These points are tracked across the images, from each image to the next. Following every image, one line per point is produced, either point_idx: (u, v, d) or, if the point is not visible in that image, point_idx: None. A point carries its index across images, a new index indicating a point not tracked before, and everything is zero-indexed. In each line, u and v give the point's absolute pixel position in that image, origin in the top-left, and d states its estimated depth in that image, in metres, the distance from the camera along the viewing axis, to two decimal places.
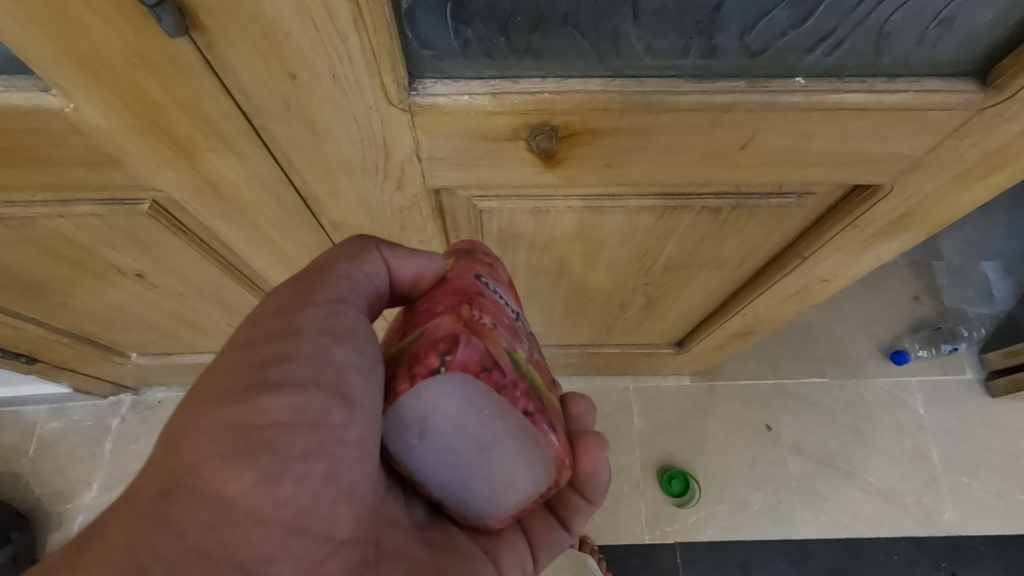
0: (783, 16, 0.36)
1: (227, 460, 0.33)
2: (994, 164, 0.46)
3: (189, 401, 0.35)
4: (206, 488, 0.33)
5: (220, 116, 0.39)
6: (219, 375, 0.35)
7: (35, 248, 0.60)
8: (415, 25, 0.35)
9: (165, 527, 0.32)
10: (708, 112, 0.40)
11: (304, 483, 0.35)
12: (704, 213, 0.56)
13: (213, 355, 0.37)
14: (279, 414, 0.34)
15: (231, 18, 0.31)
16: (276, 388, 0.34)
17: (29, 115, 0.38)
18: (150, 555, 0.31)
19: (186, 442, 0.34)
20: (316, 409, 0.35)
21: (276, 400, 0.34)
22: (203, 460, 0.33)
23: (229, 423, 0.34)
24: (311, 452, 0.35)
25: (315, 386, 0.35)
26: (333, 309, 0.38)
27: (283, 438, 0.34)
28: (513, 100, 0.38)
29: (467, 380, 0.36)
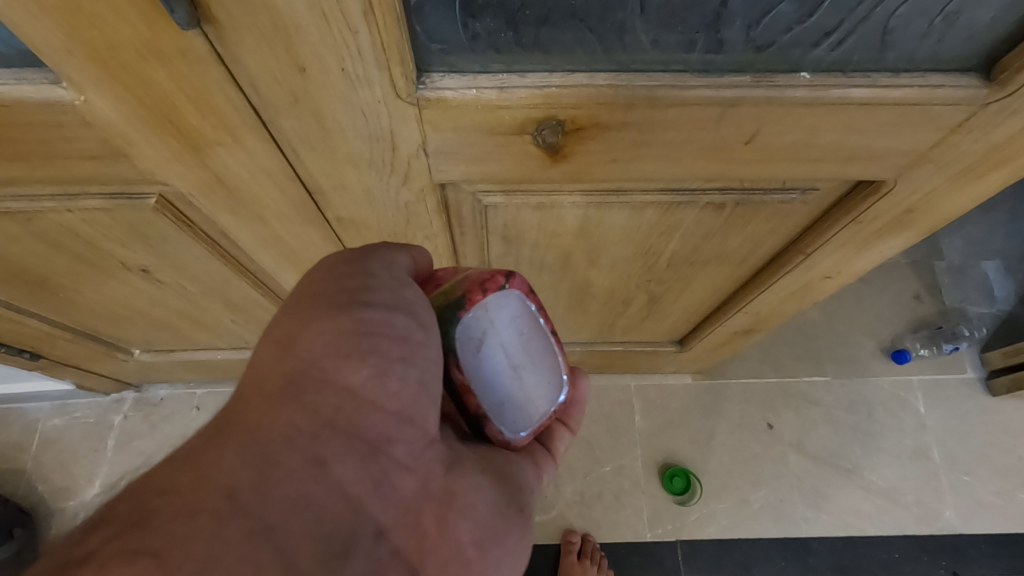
0: (789, 11, 0.36)
1: (340, 359, 0.36)
2: (997, 160, 0.47)
3: (286, 318, 0.38)
4: (324, 382, 0.36)
5: (229, 109, 0.39)
6: (311, 300, 0.38)
7: (41, 243, 0.61)
8: (424, 19, 0.35)
9: (296, 409, 0.35)
10: (713, 107, 0.40)
11: (404, 381, 0.38)
12: (708, 209, 0.56)
13: (293, 294, 0.39)
14: (377, 325, 0.38)
15: (242, 10, 0.31)
16: (369, 306, 0.38)
17: (39, 107, 0.39)
18: (288, 430, 0.34)
19: (297, 346, 0.37)
20: (402, 325, 0.38)
21: (371, 316, 0.38)
22: (318, 359, 0.36)
23: (335, 331, 0.37)
24: (405, 360, 0.38)
25: (399, 311, 0.39)
26: (391, 263, 0.41)
27: (383, 345, 0.38)
28: (520, 94, 0.39)
29: (525, 295, 0.45)
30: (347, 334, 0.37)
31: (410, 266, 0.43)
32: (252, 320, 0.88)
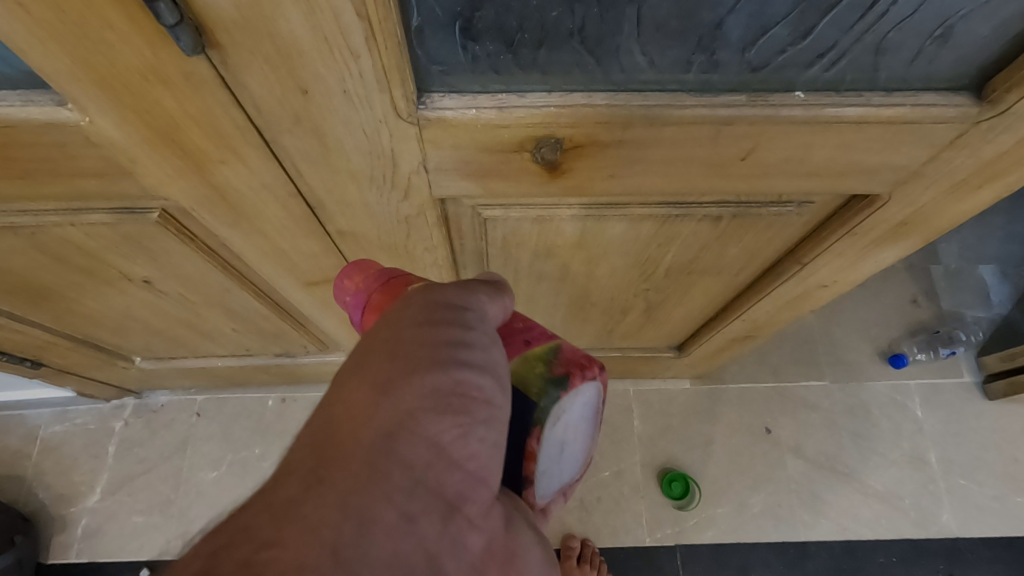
0: (783, 33, 0.37)
1: (434, 413, 0.28)
2: (990, 174, 0.47)
3: (366, 355, 0.30)
4: (412, 439, 0.27)
5: (232, 129, 0.40)
6: (399, 338, 0.30)
7: (44, 255, 0.61)
8: (424, 42, 0.36)
9: (386, 465, 0.26)
10: (709, 125, 0.41)
11: (484, 445, 0.29)
12: (705, 221, 0.57)
13: (373, 329, 0.31)
14: (476, 382, 0.30)
15: (246, 36, 0.32)
16: (468, 363, 0.30)
17: (45, 128, 0.39)
18: (378, 492, 0.25)
19: (386, 385, 0.28)
20: (492, 388, 0.31)
21: (472, 372, 0.30)
22: (408, 411, 0.27)
23: (435, 380, 0.29)
24: (492, 427, 0.30)
25: (490, 373, 0.31)
26: (479, 313, 0.34)
27: (474, 408, 0.29)
28: (519, 114, 0.39)
29: (598, 389, 0.45)
30: (446, 391, 0.29)
31: (497, 318, 0.37)
32: (253, 328, 0.88)
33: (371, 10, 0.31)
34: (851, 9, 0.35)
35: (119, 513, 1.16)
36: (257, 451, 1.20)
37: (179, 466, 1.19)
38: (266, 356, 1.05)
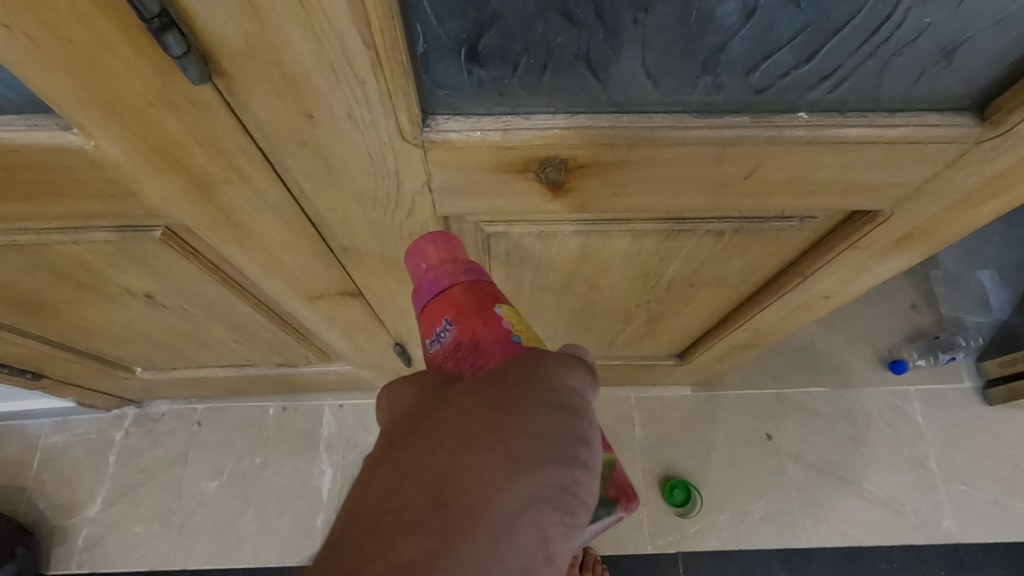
0: (787, 58, 0.36)
1: (545, 510, 0.29)
2: (992, 191, 0.47)
3: (495, 416, 0.30)
4: (525, 527, 0.28)
5: (238, 151, 0.40)
6: (530, 418, 0.31)
7: (46, 271, 0.61)
8: (429, 67, 0.36)
9: (499, 545, 0.27)
10: (713, 145, 0.41)
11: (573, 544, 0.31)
12: (708, 236, 0.57)
13: (501, 386, 0.32)
14: (586, 484, 0.31)
15: (253, 64, 0.32)
16: (583, 466, 0.31)
17: (50, 151, 0.39)
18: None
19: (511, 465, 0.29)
20: (594, 491, 0.32)
21: (585, 476, 0.31)
22: (526, 500, 0.28)
23: (554, 479, 0.29)
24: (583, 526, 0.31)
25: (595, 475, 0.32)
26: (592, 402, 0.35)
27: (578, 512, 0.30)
28: (523, 136, 0.39)
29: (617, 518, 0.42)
30: (565, 489, 0.30)
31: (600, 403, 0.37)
32: (255, 339, 0.88)
33: (378, 39, 0.31)
34: (856, 34, 0.35)
35: (121, 523, 1.15)
36: (258, 460, 1.20)
37: (180, 475, 1.19)
38: (267, 366, 1.05)
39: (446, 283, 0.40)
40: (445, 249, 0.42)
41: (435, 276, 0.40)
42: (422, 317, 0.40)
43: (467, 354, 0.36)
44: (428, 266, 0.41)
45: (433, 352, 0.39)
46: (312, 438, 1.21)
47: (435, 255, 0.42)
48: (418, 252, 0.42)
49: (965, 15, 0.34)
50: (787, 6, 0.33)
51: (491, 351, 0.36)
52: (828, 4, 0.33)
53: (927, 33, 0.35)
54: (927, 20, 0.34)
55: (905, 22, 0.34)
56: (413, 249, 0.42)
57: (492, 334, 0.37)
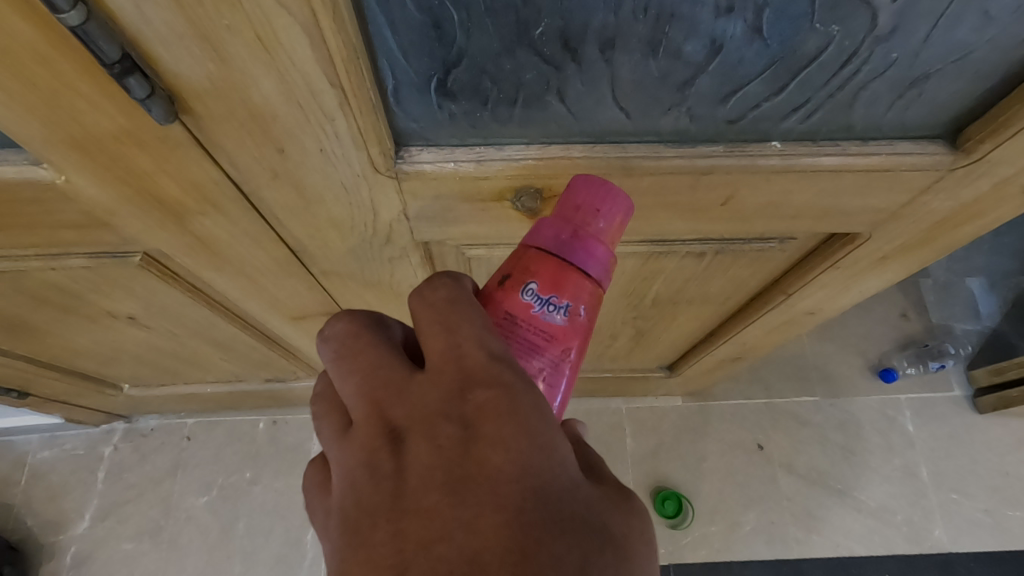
0: (758, 90, 0.36)
1: None
2: (969, 215, 0.48)
3: None
4: None
5: (211, 184, 0.40)
6: None
7: (25, 296, 0.60)
8: (400, 101, 0.36)
9: None
10: (688, 174, 0.41)
11: None
12: (688, 257, 0.57)
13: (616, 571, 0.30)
14: None
15: (220, 103, 0.32)
16: None
17: (21, 185, 0.39)
18: None
19: None
20: None
21: None
22: None
23: None
24: None
25: None
26: None
27: None
28: (497, 166, 0.39)
29: None
30: None
31: None
32: (241, 356, 0.88)
33: (344, 79, 0.31)
34: (824, 68, 0.35)
35: (109, 540, 1.15)
36: (247, 475, 1.19)
37: (169, 490, 1.18)
38: (255, 382, 1.04)
39: (596, 278, 0.34)
40: (617, 235, 0.36)
41: (587, 254, 0.34)
42: (548, 260, 0.34)
43: (549, 372, 0.34)
44: (600, 229, 0.35)
45: (522, 301, 0.34)
46: (301, 452, 1.21)
47: (614, 229, 0.35)
48: (600, 199, 0.35)
49: (933, 49, 0.34)
50: (754, 41, 0.33)
51: (558, 389, 0.34)
52: (795, 39, 0.33)
53: (896, 66, 0.35)
54: (894, 55, 0.34)
55: (873, 57, 0.34)
56: (610, 196, 0.35)
57: (569, 373, 0.35)
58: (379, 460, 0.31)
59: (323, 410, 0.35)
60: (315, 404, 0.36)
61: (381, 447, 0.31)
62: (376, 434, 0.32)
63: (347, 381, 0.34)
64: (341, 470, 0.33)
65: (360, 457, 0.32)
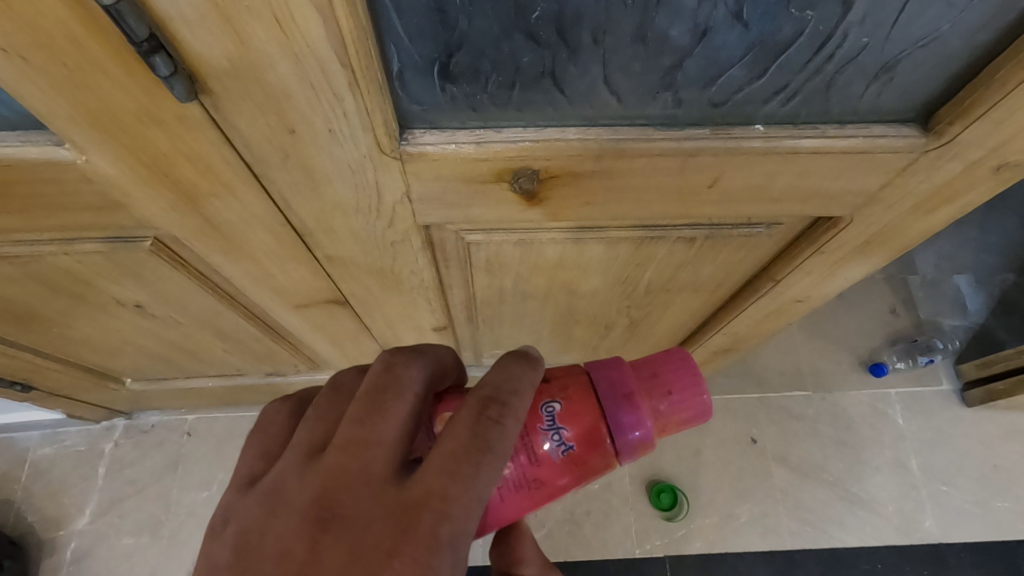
0: (739, 74, 0.39)
1: None
2: (944, 198, 0.50)
3: None
4: None
5: (224, 165, 0.42)
6: None
7: (37, 282, 0.62)
8: (405, 84, 0.38)
9: None
10: (676, 156, 0.43)
11: None
12: (679, 242, 0.59)
13: None
14: None
15: (237, 83, 0.34)
16: None
17: (44, 166, 0.41)
18: None
19: None
20: None
21: None
22: None
23: None
24: None
25: None
26: None
27: None
28: (496, 148, 0.41)
29: None
30: None
31: None
32: (243, 348, 0.89)
33: (354, 61, 0.33)
34: (800, 51, 0.38)
35: (109, 535, 1.15)
36: None
37: (170, 486, 1.19)
38: (255, 375, 1.06)
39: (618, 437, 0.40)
40: (669, 421, 0.42)
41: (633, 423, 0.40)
42: (590, 401, 0.40)
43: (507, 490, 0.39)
44: (654, 390, 0.41)
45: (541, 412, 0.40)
46: None
47: (667, 410, 0.41)
48: (673, 380, 0.41)
49: (899, 34, 0.37)
50: (735, 26, 0.36)
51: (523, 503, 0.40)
52: (772, 24, 0.36)
53: (866, 51, 0.38)
54: (865, 39, 0.37)
55: (845, 41, 0.37)
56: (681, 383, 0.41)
57: (527, 504, 0.40)
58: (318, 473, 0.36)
59: (451, 427, 0.35)
60: (472, 407, 0.35)
61: (365, 493, 0.34)
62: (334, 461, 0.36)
63: (462, 484, 0.33)
64: (377, 439, 0.35)
65: (377, 478, 0.34)
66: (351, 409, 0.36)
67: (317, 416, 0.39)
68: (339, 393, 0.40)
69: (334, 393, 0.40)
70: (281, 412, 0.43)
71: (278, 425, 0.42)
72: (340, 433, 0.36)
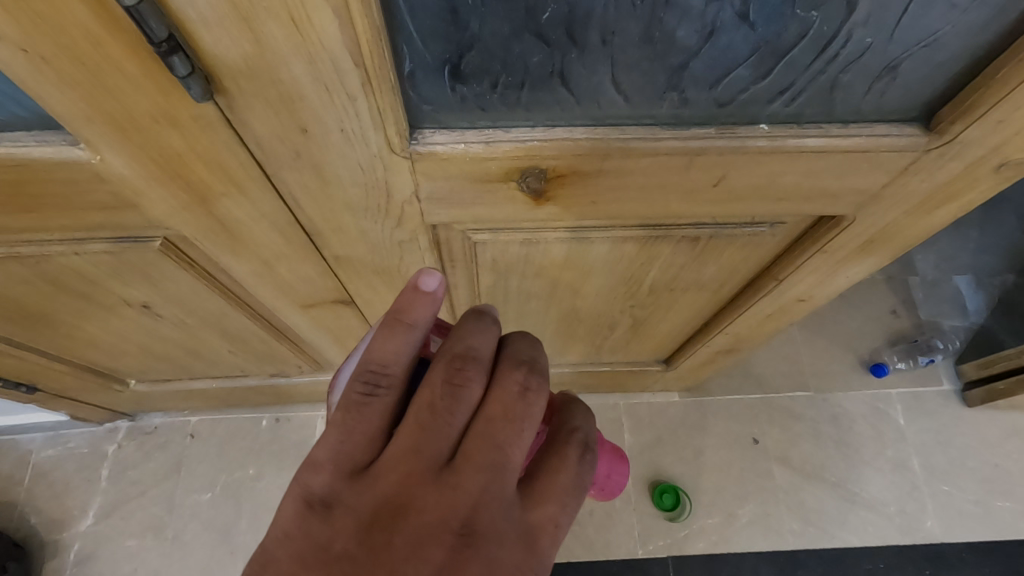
0: (745, 74, 0.40)
1: None
2: (947, 196, 0.51)
3: None
4: None
5: (236, 165, 0.42)
6: None
7: (46, 283, 0.63)
8: (416, 84, 0.39)
9: None
10: (682, 155, 0.44)
11: None
12: (683, 242, 0.60)
13: None
14: None
15: (252, 83, 0.35)
16: None
17: (58, 165, 0.42)
18: None
19: None
20: None
21: None
22: None
23: None
24: None
25: None
26: None
27: None
28: (504, 147, 0.42)
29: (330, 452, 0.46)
30: None
31: None
32: (248, 349, 0.90)
33: (367, 60, 0.33)
34: (806, 51, 0.39)
35: (112, 537, 1.15)
36: (250, 471, 1.21)
37: (172, 488, 1.19)
38: (258, 377, 1.06)
39: None
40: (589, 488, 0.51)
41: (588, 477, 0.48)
42: None
43: None
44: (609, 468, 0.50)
45: None
46: (302, 449, 1.22)
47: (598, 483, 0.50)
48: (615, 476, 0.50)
49: (902, 34, 0.38)
50: (741, 26, 0.37)
51: None
52: (778, 24, 0.37)
53: (870, 51, 0.39)
54: (869, 40, 0.38)
55: (849, 41, 0.38)
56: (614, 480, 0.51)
57: None
58: (458, 483, 0.35)
59: (561, 462, 0.39)
60: (575, 447, 0.40)
61: (500, 516, 0.35)
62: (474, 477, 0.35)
63: (573, 510, 0.39)
64: (514, 464, 0.36)
65: (509, 500, 0.36)
66: (488, 429, 0.36)
67: (433, 422, 0.36)
68: (456, 398, 0.36)
69: (450, 395, 0.36)
70: (376, 395, 0.36)
71: (361, 405, 0.36)
72: (480, 455, 0.35)
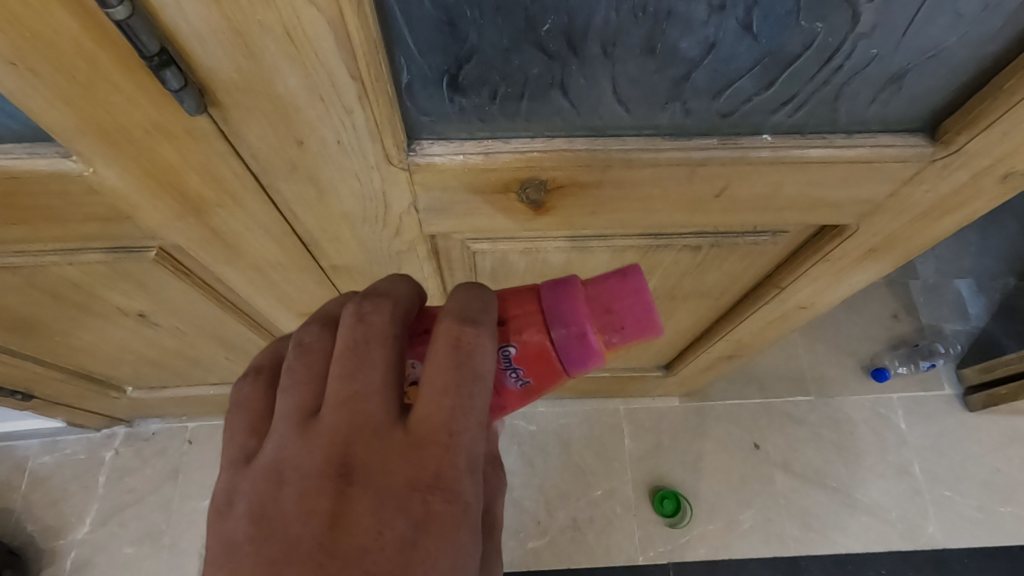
0: (749, 85, 0.39)
1: None
2: (951, 206, 0.50)
3: None
4: None
5: (232, 177, 0.42)
6: None
7: (40, 292, 0.62)
8: (413, 95, 0.38)
9: None
10: (684, 165, 0.43)
11: None
12: (685, 250, 0.59)
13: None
14: None
15: (246, 96, 0.34)
16: None
17: (51, 177, 0.41)
18: None
19: None
20: None
21: None
22: None
23: None
24: None
25: None
26: None
27: None
28: (503, 158, 0.41)
29: None
30: None
31: None
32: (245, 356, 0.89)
33: (364, 73, 0.33)
34: (810, 61, 0.38)
35: (109, 544, 1.15)
36: None
37: (170, 494, 1.19)
38: None
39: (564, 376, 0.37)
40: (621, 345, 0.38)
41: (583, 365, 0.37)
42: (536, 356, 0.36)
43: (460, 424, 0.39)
44: (605, 326, 0.36)
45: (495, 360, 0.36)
46: None
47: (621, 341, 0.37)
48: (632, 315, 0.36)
49: (908, 45, 0.37)
50: (744, 37, 0.36)
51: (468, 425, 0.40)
52: (782, 35, 0.36)
53: (875, 62, 0.38)
54: (874, 51, 0.37)
55: (854, 52, 0.37)
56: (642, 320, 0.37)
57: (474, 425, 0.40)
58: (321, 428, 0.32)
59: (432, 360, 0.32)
60: (447, 334, 0.32)
61: (377, 440, 0.31)
62: (334, 414, 0.32)
63: (469, 405, 0.32)
64: (376, 387, 0.32)
65: (382, 424, 0.32)
66: (337, 365, 0.33)
67: (290, 381, 0.34)
68: (304, 353, 0.35)
69: (299, 351, 0.35)
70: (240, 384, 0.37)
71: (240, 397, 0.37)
72: (334, 393, 0.32)
